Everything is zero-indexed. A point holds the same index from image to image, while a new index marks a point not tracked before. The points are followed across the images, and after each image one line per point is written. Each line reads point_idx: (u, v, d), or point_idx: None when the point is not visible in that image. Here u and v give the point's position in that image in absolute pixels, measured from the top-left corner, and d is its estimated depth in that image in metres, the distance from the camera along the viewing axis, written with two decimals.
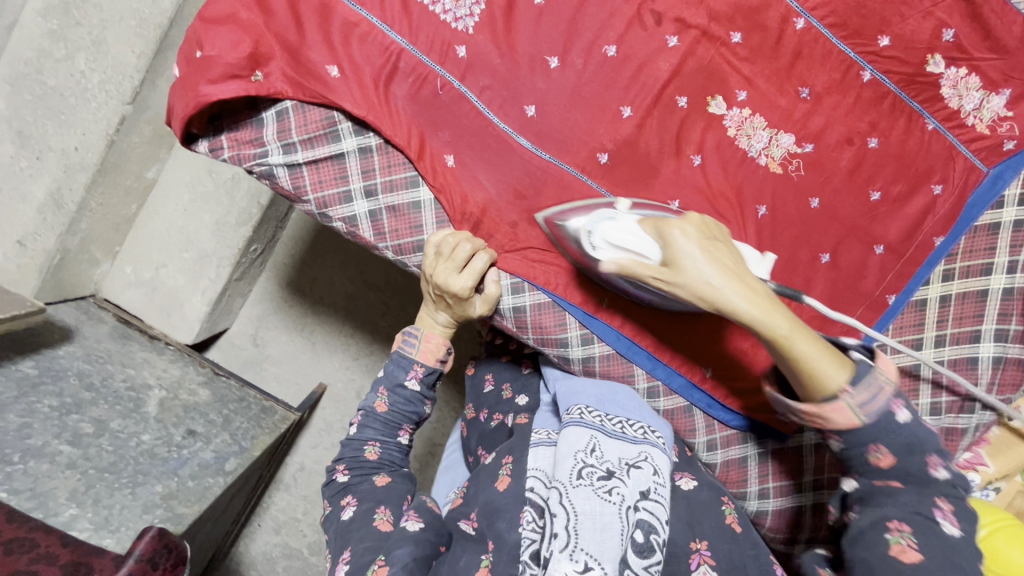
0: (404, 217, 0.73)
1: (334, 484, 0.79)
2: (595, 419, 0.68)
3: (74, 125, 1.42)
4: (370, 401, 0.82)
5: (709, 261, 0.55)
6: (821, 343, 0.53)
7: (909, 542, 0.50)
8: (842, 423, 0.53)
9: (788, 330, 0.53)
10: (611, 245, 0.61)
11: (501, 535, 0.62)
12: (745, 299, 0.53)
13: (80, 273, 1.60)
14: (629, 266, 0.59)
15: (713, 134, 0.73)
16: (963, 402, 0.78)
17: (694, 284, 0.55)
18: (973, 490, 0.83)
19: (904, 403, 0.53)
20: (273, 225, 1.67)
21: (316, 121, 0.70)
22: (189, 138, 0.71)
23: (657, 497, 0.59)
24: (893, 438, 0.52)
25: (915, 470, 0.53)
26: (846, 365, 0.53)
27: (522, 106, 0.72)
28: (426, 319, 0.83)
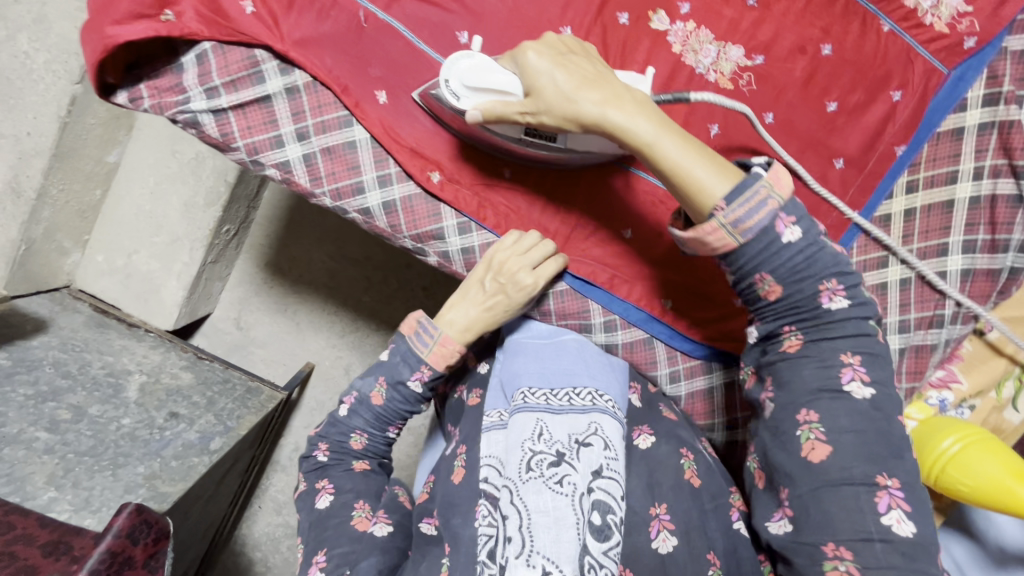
0: (340, 158, 0.70)
1: (311, 459, 0.79)
2: (540, 399, 0.67)
3: (25, 109, 1.37)
4: (366, 388, 0.78)
5: (565, 75, 0.57)
6: (688, 146, 0.54)
7: (818, 435, 0.52)
8: (719, 244, 0.53)
9: (649, 133, 0.55)
10: (471, 88, 0.61)
11: (456, 532, 0.64)
12: (608, 108, 0.56)
13: (50, 264, 1.57)
14: (492, 108, 0.60)
15: (659, 51, 0.69)
16: (931, 317, 0.75)
17: (554, 101, 0.57)
18: (949, 410, 0.82)
19: (790, 218, 0.52)
20: (244, 205, 1.64)
21: (237, 62, 0.66)
22: (106, 89, 0.67)
23: (609, 473, 0.59)
24: (783, 264, 0.53)
25: (803, 295, 0.53)
26: (726, 175, 0.53)
27: (455, 33, 0.68)
28: (447, 318, 0.75)
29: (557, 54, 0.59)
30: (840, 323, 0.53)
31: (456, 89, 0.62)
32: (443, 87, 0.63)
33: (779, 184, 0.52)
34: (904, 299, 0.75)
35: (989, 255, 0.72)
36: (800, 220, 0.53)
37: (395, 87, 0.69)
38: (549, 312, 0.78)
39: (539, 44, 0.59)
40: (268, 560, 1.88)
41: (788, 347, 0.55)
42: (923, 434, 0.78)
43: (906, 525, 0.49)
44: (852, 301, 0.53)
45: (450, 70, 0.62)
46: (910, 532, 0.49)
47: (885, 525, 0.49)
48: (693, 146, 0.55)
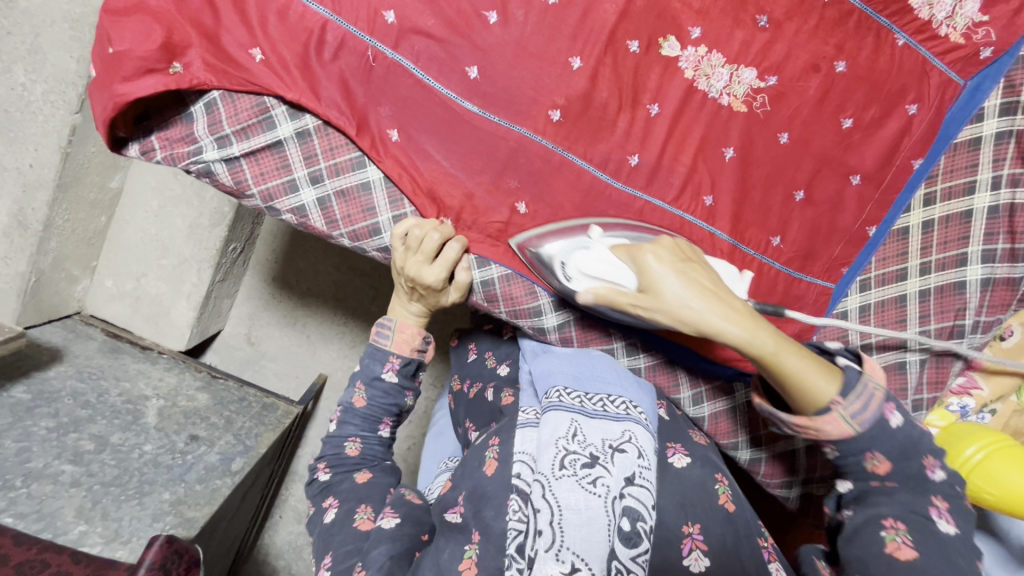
0: (355, 201, 0.70)
1: (316, 483, 0.79)
2: (574, 401, 0.66)
3: (25, 141, 1.35)
4: (347, 397, 0.82)
5: (685, 281, 0.56)
6: (805, 354, 0.53)
7: (904, 539, 0.50)
8: (835, 433, 0.52)
9: (775, 349, 0.52)
10: (588, 275, 0.63)
11: (487, 525, 0.59)
12: (728, 321, 0.53)
13: (61, 292, 1.57)
14: (607, 294, 0.60)
15: (670, 78, 0.69)
16: (953, 327, 0.75)
17: (670, 305, 0.55)
18: (969, 415, 0.82)
19: (894, 404, 0.52)
20: (249, 222, 1.64)
21: (247, 109, 0.66)
22: (117, 142, 0.67)
23: (641, 482, 0.59)
24: (893, 445, 0.52)
25: (911, 470, 0.52)
26: (835, 375, 0.53)
27: (463, 68, 0.67)
28: (398, 309, 0.81)
29: (674, 257, 0.58)
30: (939, 486, 0.52)
31: (572, 272, 0.64)
32: (557, 267, 0.66)
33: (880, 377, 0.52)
34: (923, 310, 0.76)
35: (1010, 264, 0.71)
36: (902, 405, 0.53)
37: (408, 125, 0.69)
38: (570, 338, 0.78)
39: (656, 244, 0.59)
40: (291, 568, 1.91)
41: (869, 468, 0.53)
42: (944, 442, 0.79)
43: None
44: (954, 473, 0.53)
45: (568, 253, 0.65)
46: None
47: None
48: (807, 353, 0.53)
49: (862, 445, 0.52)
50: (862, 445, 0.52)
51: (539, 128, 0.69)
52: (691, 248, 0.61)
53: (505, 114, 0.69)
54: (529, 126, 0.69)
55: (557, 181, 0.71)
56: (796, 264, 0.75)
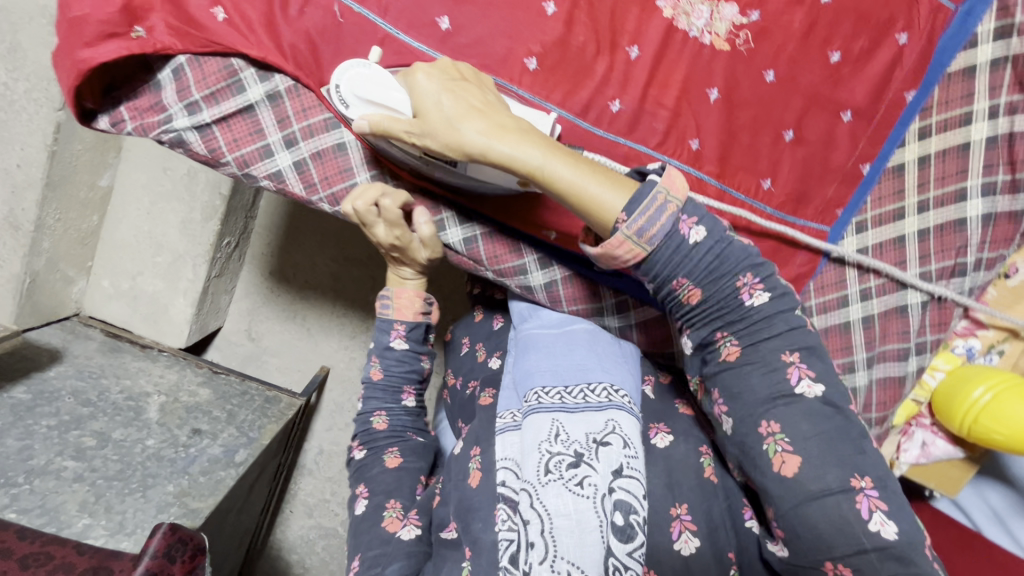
0: (331, 162, 0.68)
1: (353, 461, 0.80)
2: (555, 398, 0.65)
3: (12, 141, 1.34)
4: (365, 368, 0.81)
5: (451, 102, 0.57)
6: (578, 165, 0.56)
7: (784, 445, 0.53)
8: (625, 254, 0.56)
9: (541, 162, 0.55)
10: (363, 100, 0.60)
11: (478, 537, 0.60)
12: (494, 140, 0.55)
13: (58, 294, 1.57)
14: (380, 121, 0.58)
15: (648, 19, 0.67)
16: (954, 266, 0.73)
17: (438, 129, 0.56)
18: (977, 357, 0.80)
19: (693, 219, 0.56)
20: (242, 216, 1.63)
21: (215, 73, 0.64)
22: (87, 115, 0.66)
23: (629, 473, 0.58)
24: (696, 268, 0.56)
25: (723, 291, 0.56)
26: (612, 185, 0.56)
27: (433, 19, 0.65)
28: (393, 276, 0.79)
29: (447, 79, 0.58)
30: (767, 319, 0.56)
31: (349, 102, 0.60)
32: (334, 94, 0.62)
33: (671, 189, 0.55)
34: (921, 249, 0.74)
35: (1011, 195, 0.70)
36: (702, 220, 0.56)
37: None
38: (559, 298, 0.76)
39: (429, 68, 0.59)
40: (305, 562, 1.90)
41: (683, 299, 0.58)
42: (952, 387, 0.78)
43: (888, 526, 0.51)
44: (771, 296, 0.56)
45: (341, 84, 0.60)
46: (894, 533, 0.51)
47: (873, 530, 0.51)
48: (583, 164, 0.56)
49: (664, 270, 0.56)
50: (664, 271, 0.56)
51: (517, 78, 0.66)
52: (471, 69, 0.60)
53: (479, 64, 0.66)
54: (506, 76, 0.66)
55: None
56: (790, 207, 0.72)
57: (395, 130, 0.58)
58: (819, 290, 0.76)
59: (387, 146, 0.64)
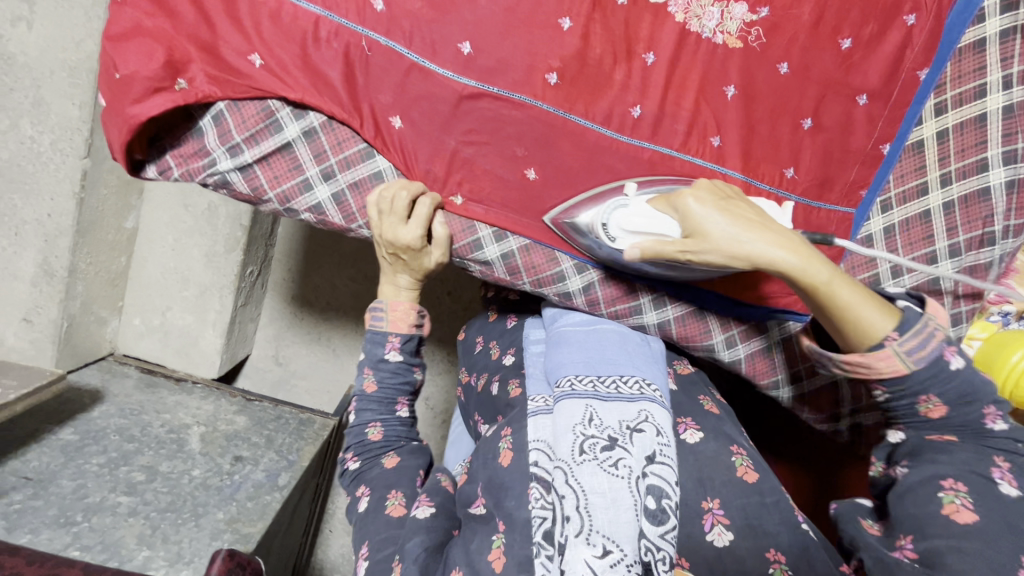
0: (368, 191, 0.71)
1: (346, 472, 0.78)
2: (587, 386, 0.63)
3: (41, 192, 1.37)
4: (358, 383, 0.78)
5: (734, 221, 0.57)
6: (857, 288, 0.55)
7: (963, 500, 0.50)
8: (888, 370, 0.54)
9: (829, 280, 0.54)
10: (631, 231, 0.65)
11: (511, 514, 0.58)
12: (779, 249, 0.55)
13: (92, 336, 1.61)
14: (652, 247, 0.61)
15: (661, 25, 0.69)
16: (982, 236, 0.74)
17: (721, 244, 0.57)
18: (1011, 323, 0.82)
19: (954, 343, 0.55)
20: (263, 244, 1.67)
21: (253, 116, 0.67)
22: (136, 166, 0.70)
23: (662, 459, 0.57)
24: (948, 389, 0.55)
25: (926, 374, 0.54)
26: (887, 310, 0.55)
27: (455, 44, 0.67)
28: (388, 287, 0.77)
29: (717, 200, 0.59)
30: (996, 439, 0.54)
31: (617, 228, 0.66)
32: (600, 230, 0.68)
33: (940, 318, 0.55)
34: (949, 222, 0.75)
35: None
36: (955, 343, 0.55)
37: (409, 109, 0.69)
38: (598, 300, 0.77)
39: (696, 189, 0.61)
40: None
41: (922, 411, 0.56)
42: (988, 355, 0.79)
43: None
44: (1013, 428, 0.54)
45: (608, 214, 0.67)
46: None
47: None
48: (860, 287, 0.55)
49: (917, 385, 0.55)
50: (916, 386, 0.55)
51: (539, 93, 0.69)
52: (730, 190, 0.63)
53: (504, 84, 0.69)
54: (529, 93, 0.69)
55: (563, 144, 0.71)
56: (814, 192, 0.74)
57: (665, 248, 0.60)
58: (851, 271, 0.77)
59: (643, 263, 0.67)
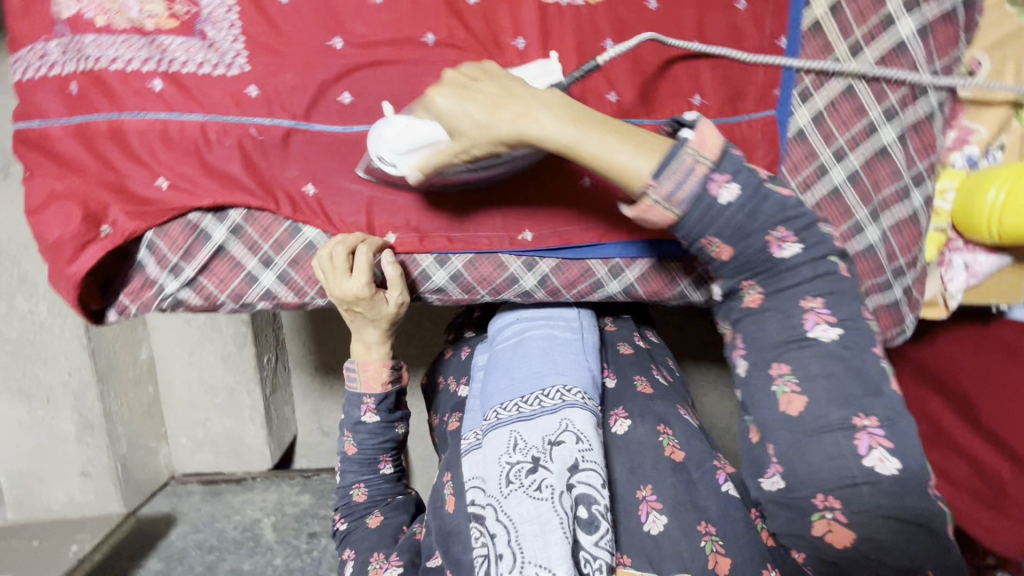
0: (308, 262, 0.73)
1: (336, 532, 0.84)
2: (512, 410, 0.70)
3: (55, 355, 1.45)
4: (342, 445, 0.85)
5: (472, 104, 0.56)
6: (613, 134, 0.54)
7: (792, 387, 0.56)
8: (661, 220, 0.55)
9: (571, 138, 0.54)
10: (404, 151, 0.63)
11: (458, 558, 0.67)
12: (520, 119, 0.55)
13: (150, 466, 1.67)
14: (426, 162, 0.61)
15: (517, 9, 0.69)
16: (912, 90, 0.72)
17: (473, 134, 0.57)
18: (981, 163, 0.78)
19: (724, 176, 0.54)
20: (271, 331, 1.71)
21: (181, 234, 0.71)
22: (97, 315, 0.73)
23: (586, 466, 0.64)
24: (727, 223, 0.55)
25: (781, 296, 0.57)
26: (655, 153, 0.54)
27: (335, 96, 0.70)
28: (359, 345, 0.79)
29: (458, 86, 0.58)
30: (794, 266, 0.56)
31: (392, 159, 0.65)
32: (380, 161, 0.67)
33: (702, 147, 0.53)
34: (874, 87, 0.73)
35: (932, 3, 0.70)
36: (734, 175, 0.54)
37: (318, 173, 0.72)
38: (557, 288, 0.77)
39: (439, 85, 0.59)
40: None
41: (713, 255, 0.57)
42: (966, 202, 0.76)
43: (888, 463, 0.53)
44: (805, 242, 0.56)
45: (378, 147, 0.66)
46: (894, 470, 0.53)
47: (868, 465, 0.53)
48: (612, 135, 0.54)
49: (695, 230, 0.55)
50: (696, 231, 0.55)
51: None
52: (482, 68, 0.60)
53: None
54: None
55: None
56: (728, 110, 0.75)
57: (434, 162, 0.61)
58: (794, 170, 0.76)
59: (437, 180, 0.68)
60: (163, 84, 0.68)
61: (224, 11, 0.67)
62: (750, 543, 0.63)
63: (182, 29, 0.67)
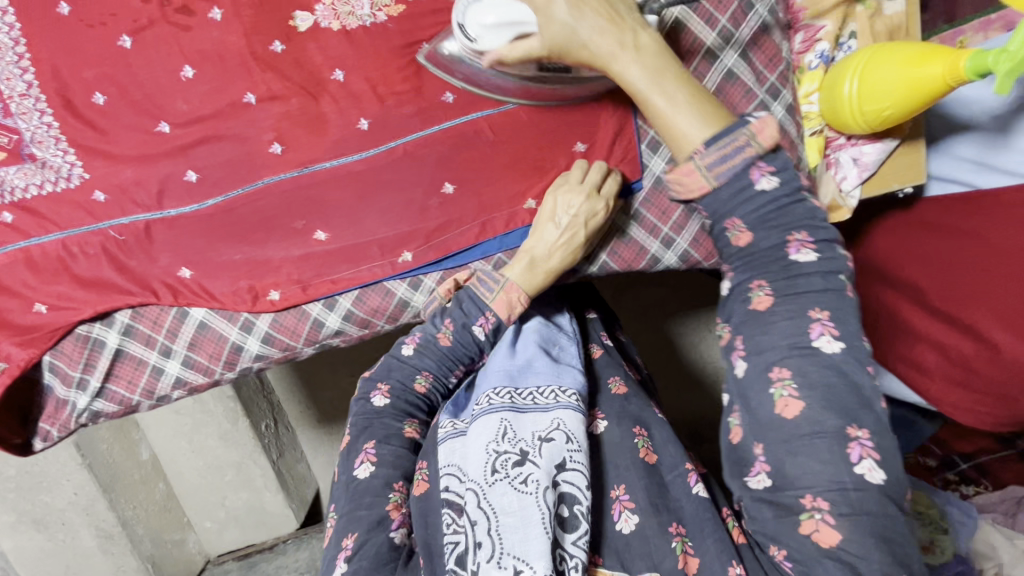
0: (205, 341, 0.74)
1: (367, 402, 0.66)
2: (503, 398, 0.60)
3: (57, 479, 1.38)
4: (432, 327, 0.69)
5: (580, 18, 0.55)
6: (680, 98, 0.55)
7: (790, 391, 0.49)
8: (692, 184, 0.54)
9: (646, 88, 0.56)
10: (489, 29, 0.59)
11: (429, 543, 0.55)
12: (604, 37, 0.55)
13: (180, 557, 1.61)
14: (506, 52, 0.58)
15: (326, 44, 0.69)
16: (740, 7, 0.72)
17: (563, 45, 0.56)
18: (837, 56, 0.76)
19: (769, 166, 0.53)
20: (262, 397, 1.62)
21: (76, 348, 0.72)
22: (22, 447, 0.74)
23: (573, 466, 0.56)
24: (753, 211, 0.53)
25: (772, 265, 0.53)
26: (713, 125, 0.54)
27: (182, 176, 0.71)
28: (537, 258, 0.69)
29: None
30: (808, 278, 0.51)
31: (473, 32, 0.60)
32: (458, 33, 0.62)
33: (766, 136, 0.52)
34: (702, 14, 0.72)
35: None
36: (778, 169, 0.53)
37: (188, 255, 0.72)
38: None
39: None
40: None
41: (731, 240, 0.55)
42: (830, 101, 0.73)
43: (876, 472, 0.47)
44: (820, 256, 0.52)
45: (465, 16, 0.61)
46: (881, 480, 0.47)
47: (859, 474, 0.47)
48: (684, 95, 0.55)
49: (723, 203, 0.54)
50: (724, 206, 0.54)
51: (271, 167, 0.71)
52: None
53: (244, 181, 0.71)
54: (269, 171, 0.71)
55: (330, 193, 0.72)
56: None
57: (521, 54, 0.58)
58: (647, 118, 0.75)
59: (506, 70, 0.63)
60: (13, 215, 0.69)
61: (44, 129, 0.67)
62: (718, 541, 0.55)
63: (12, 158, 0.68)
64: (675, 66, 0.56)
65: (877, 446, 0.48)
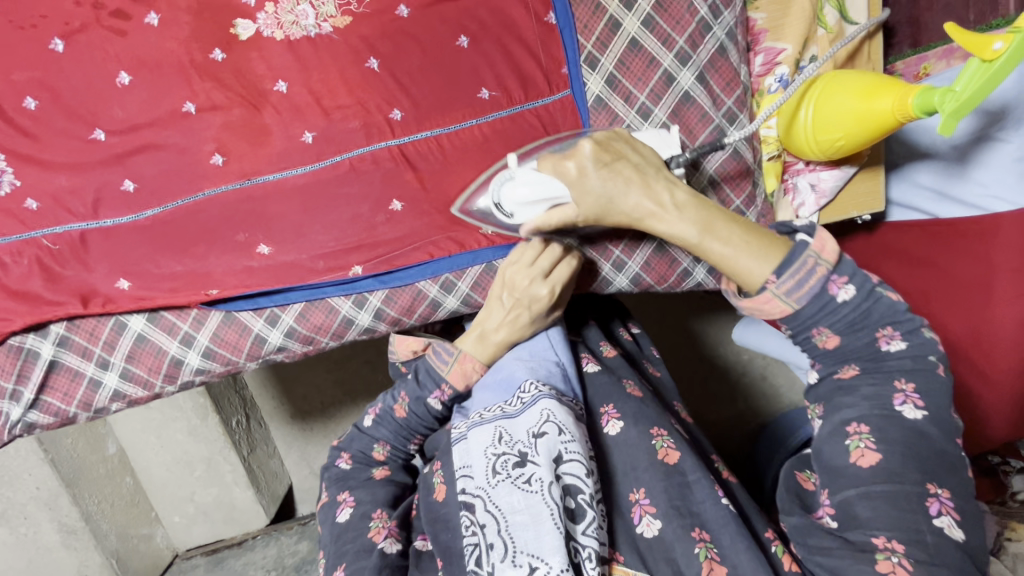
0: (144, 353, 0.72)
1: (332, 469, 0.71)
2: (494, 408, 0.62)
3: (18, 473, 1.31)
4: (389, 399, 0.71)
5: (612, 185, 0.57)
6: (734, 236, 0.54)
7: (867, 443, 0.50)
8: (774, 313, 0.54)
9: (699, 237, 0.56)
10: (522, 204, 0.61)
11: (447, 546, 0.59)
12: (639, 198, 0.57)
13: (148, 550, 1.50)
14: (546, 220, 0.60)
15: (269, 52, 0.67)
16: (697, 28, 0.70)
17: (601, 211, 0.58)
18: None
19: (844, 277, 0.52)
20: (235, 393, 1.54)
21: (8, 359, 0.70)
22: None
23: (571, 457, 0.56)
24: (840, 320, 0.53)
25: (861, 346, 0.53)
26: (772, 254, 0.53)
27: (119, 185, 0.69)
28: (471, 339, 0.69)
29: (598, 163, 0.57)
30: (898, 361, 0.52)
31: (509, 208, 0.62)
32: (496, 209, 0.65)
33: (827, 252, 0.51)
34: (659, 34, 0.70)
35: None
36: (852, 278, 0.52)
37: (126, 267, 0.70)
38: (398, 318, 0.74)
39: (575, 151, 0.58)
40: None
41: (818, 343, 0.54)
42: (788, 129, 0.71)
43: (955, 529, 0.48)
44: (908, 344, 0.52)
45: (498, 193, 0.64)
46: (959, 538, 0.48)
47: (938, 526, 0.48)
48: (738, 235, 0.54)
49: (806, 321, 0.53)
50: (807, 322, 0.53)
51: (211, 178, 0.69)
52: (615, 141, 0.59)
53: (182, 192, 0.69)
54: (208, 183, 0.69)
55: (273, 206, 0.71)
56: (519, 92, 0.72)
57: (556, 222, 0.60)
58: None
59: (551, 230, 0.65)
60: None
61: None
62: (754, 559, 0.54)
63: None
64: (719, 209, 0.56)
65: (958, 506, 0.48)
